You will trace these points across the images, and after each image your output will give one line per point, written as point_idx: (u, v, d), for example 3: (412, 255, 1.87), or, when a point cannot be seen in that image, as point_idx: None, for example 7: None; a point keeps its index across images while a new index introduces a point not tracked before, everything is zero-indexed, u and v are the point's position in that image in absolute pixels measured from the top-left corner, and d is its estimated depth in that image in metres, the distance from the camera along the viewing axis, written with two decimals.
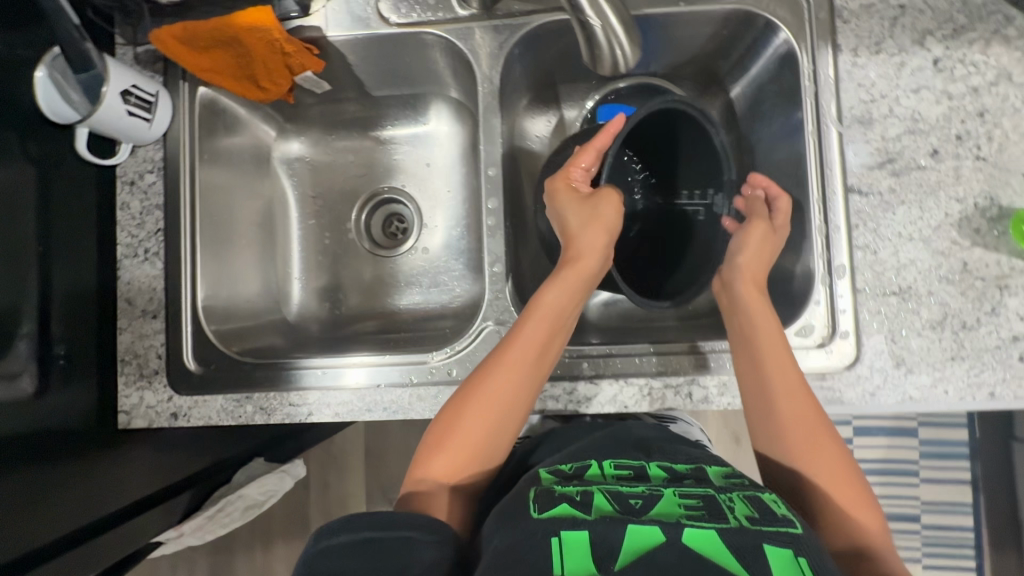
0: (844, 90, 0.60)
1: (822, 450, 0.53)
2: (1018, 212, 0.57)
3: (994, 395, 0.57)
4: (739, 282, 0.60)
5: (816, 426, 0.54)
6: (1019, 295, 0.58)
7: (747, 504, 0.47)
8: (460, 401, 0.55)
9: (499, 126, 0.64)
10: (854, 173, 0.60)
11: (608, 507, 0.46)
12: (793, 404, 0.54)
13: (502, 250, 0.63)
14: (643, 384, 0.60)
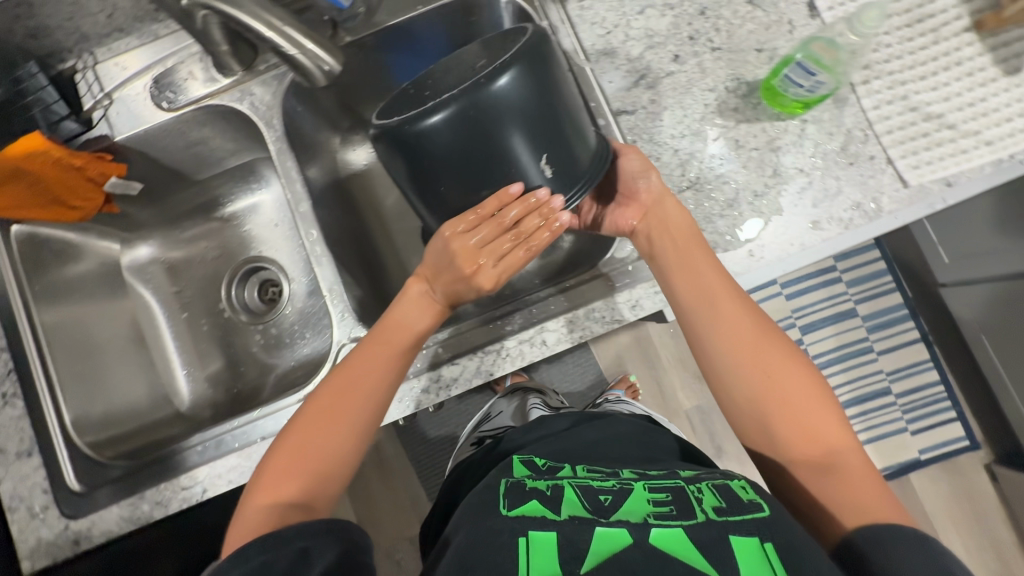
0: (582, 32, 0.66)
1: (778, 368, 0.53)
2: (762, 82, 0.63)
3: (805, 244, 0.62)
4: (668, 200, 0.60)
5: (770, 340, 0.54)
6: (791, 152, 0.63)
7: (715, 493, 0.46)
8: (304, 423, 0.55)
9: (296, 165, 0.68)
10: (616, 98, 0.65)
11: (578, 505, 0.46)
12: (741, 321, 0.55)
13: (335, 274, 0.66)
14: (498, 348, 0.63)
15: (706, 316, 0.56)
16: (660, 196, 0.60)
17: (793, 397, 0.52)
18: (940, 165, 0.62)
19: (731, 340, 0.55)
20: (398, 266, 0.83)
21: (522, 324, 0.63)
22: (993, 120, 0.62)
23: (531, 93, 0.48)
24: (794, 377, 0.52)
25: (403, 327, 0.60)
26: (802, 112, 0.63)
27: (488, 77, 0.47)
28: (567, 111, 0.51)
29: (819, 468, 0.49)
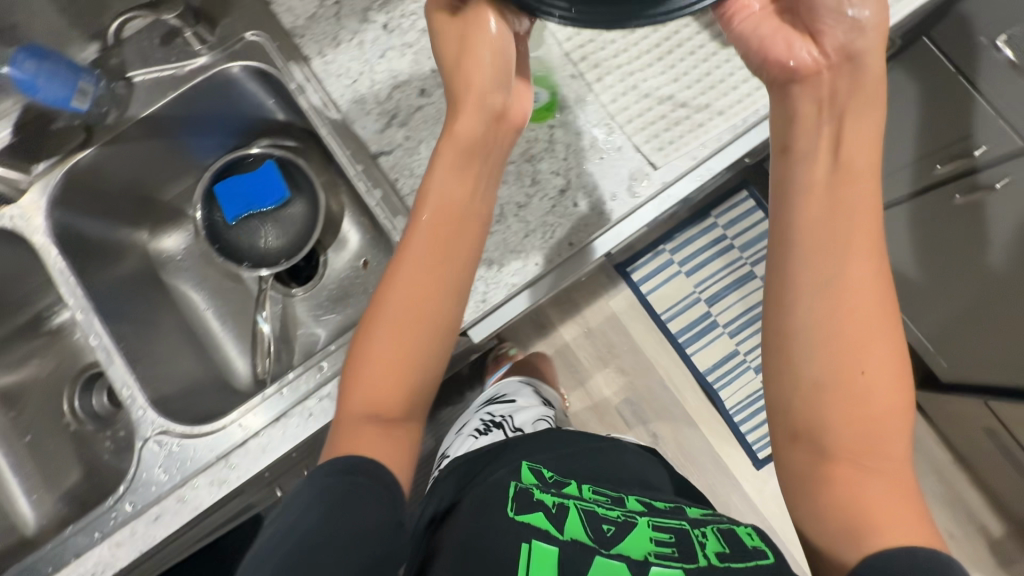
0: (329, 84, 0.68)
1: (873, 354, 0.48)
2: None
3: (573, 243, 0.64)
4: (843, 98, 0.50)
5: (885, 316, 0.49)
6: (545, 159, 0.65)
7: (718, 539, 0.56)
8: (383, 331, 0.56)
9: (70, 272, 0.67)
10: (371, 141, 0.67)
11: (579, 528, 0.57)
12: (863, 284, 0.49)
13: (129, 371, 0.65)
14: (300, 408, 0.62)
15: (841, 254, 0.49)
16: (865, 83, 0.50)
17: (873, 397, 0.48)
18: (683, 141, 0.65)
19: (841, 291, 0.49)
20: (231, 341, 0.81)
21: (321, 380, 0.63)
22: (723, 90, 0.65)
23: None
24: (885, 366, 0.48)
25: (448, 203, 0.57)
26: (546, 118, 0.66)
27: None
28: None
29: (854, 470, 0.47)
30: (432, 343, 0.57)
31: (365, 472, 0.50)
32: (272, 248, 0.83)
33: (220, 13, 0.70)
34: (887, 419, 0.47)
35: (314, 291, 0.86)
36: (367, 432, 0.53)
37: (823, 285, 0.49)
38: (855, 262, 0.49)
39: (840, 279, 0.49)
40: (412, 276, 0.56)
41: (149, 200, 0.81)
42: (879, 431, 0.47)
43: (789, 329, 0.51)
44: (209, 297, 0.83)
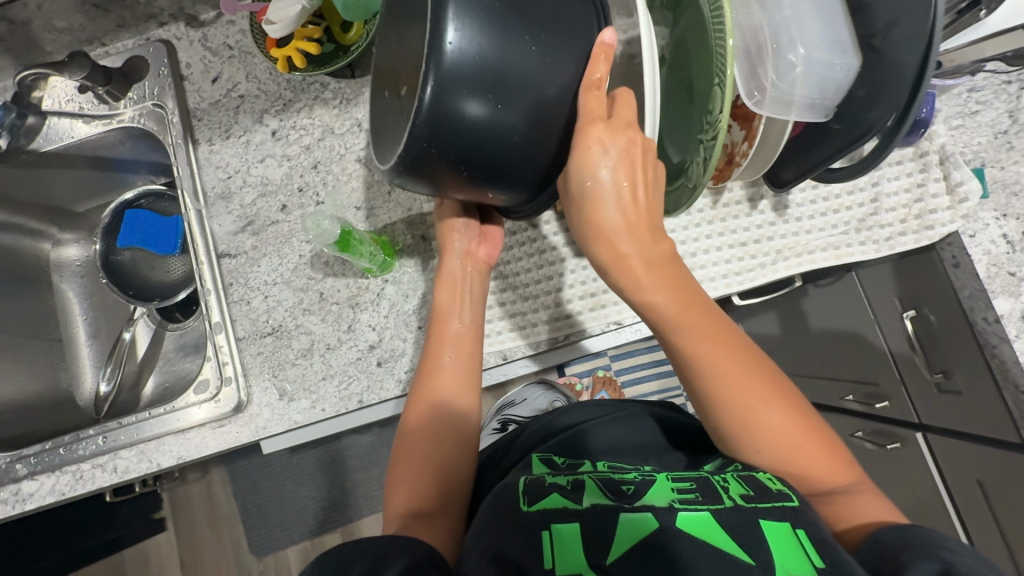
0: (206, 174, 0.72)
1: (770, 416, 0.45)
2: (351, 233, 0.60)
3: (362, 401, 0.65)
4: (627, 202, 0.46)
5: (760, 379, 0.46)
6: (369, 309, 0.66)
7: (741, 482, 0.43)
8: (404, 435, 0.56)
9: None
10: (223, 240, 0.70)
11: (600, 493, 0.44)
12: (738, 369, 0.46)
13: None
14: (74, 469, 0.67)
15: (705, 351, 0.46)
16: (621, 203, 0.46)
17: (792, 453, 0.44)
18: (497, 338, 0.64)
19: (730, 383, 0.45)
20: (91, 356, 0.88)
21: (96, 450, 0.67)
22: (555, 298, 0.65)
23: (490, 35, 0.39)
24: (787, 417, 0.45)
25: (447, 319, 0.59)
26: (379, 274, 0.66)
27: (428, 75, 0.38)
28: (534, 40, 0.40)
29: (831, 499, 0.44)
30: (458, 444, 0.57)
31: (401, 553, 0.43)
32: (180, 279, 0.90)
33: (138, 75, 0.74)
34: (812, 461, 0.44)
35: (182, 329, 0.89)
36: (419, 526, 0.50)
37: (692, 374, 0.47)
38: (717, 353, 0.46)
39: (708, 370, 0.46)
40: (435, 380, 0.57)
41: (62, 208, 0.88)
42: (813, 471, 0.44)
43: (706, 420, 0.48)
44: (90, 308, 0.90)
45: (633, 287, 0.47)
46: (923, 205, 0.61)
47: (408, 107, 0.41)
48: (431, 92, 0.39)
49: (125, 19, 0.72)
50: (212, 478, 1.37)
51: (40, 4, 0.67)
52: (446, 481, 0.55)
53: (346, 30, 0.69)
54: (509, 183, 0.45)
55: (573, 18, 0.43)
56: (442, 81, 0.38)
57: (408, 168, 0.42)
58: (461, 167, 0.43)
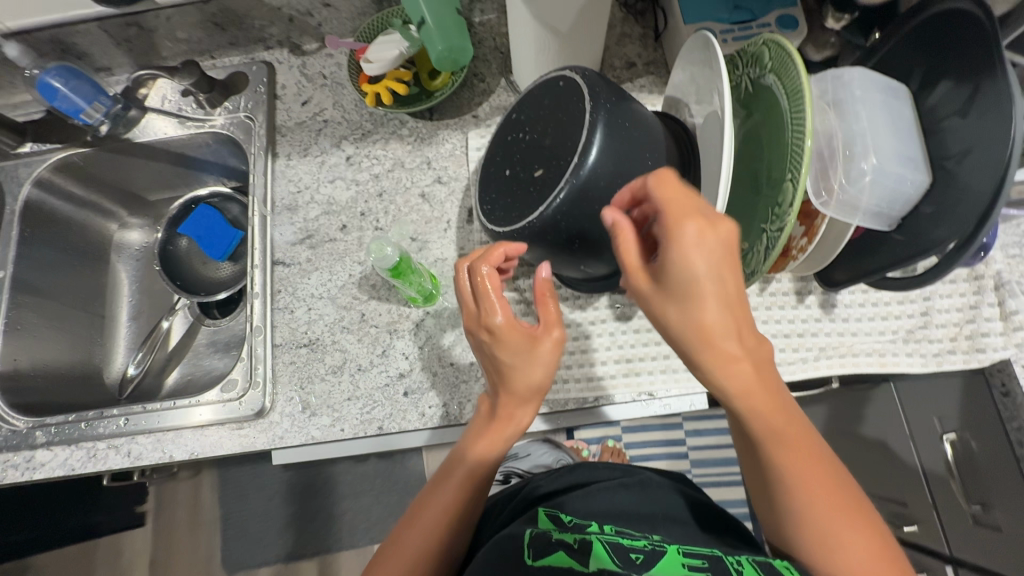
0: (278, 185, 0.76)
1: (847, 539, 0.39)
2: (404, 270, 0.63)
3: (382, 428, 0.65)
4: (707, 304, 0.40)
5: (840, 499, 0.41)
6: (406, 337, 0.68)
7: (756, 568, 0.39)
8: (419, 524, 0.48)
9: (16, 235, 0.79)
10: (281, 249, 0.73)
11: (607, 558, 0.38)
12: (817, 478, 0.41)
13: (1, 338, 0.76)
14: (89, 446, 0.68)
15: (780, 458, 0.42)
16: (723, 292, 0.40)
17: None
18: None
19: (807, 493, 0.41)
20: (127, 337, 0.90)
21: (115, 431, 0.68)
22: (591, 359, 0.65)
23: (617, 146, 0.48)
24: (868, 548, 0.39)
25: (496, 427, 0.51)
26: (422, 304, 0.68)
27: (564, 183, 0.48)
28: (650, 158, 0.51)
29: None
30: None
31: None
32: (226, 279, 0.93)
33: (237, 89, 0.80)
34: None
35: (217, 326, 0.91)
36: None
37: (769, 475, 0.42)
38: (797, 456, 0.42)
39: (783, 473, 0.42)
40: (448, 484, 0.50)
41: (136, 195, 0.93)
42: None
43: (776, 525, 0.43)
44: (138, 290, 0.94)
45: (732, 382, 0.42)
46: (975, 326, 0.60)
47: (536, 190, 0.50)
48: (565, 185, 0.48)
49: (238, 39, 0.79)
50: (202, 479, 1.35)
51: (170, 16, 0.73)
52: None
53: (433, 77, 0.75)
54: (593, 259, 0.55)
55: (659, 132, 0.53)
56: (575, 179, 0.48)
57: (521, 236, 0.51)
58: (572, 242, 0.52)
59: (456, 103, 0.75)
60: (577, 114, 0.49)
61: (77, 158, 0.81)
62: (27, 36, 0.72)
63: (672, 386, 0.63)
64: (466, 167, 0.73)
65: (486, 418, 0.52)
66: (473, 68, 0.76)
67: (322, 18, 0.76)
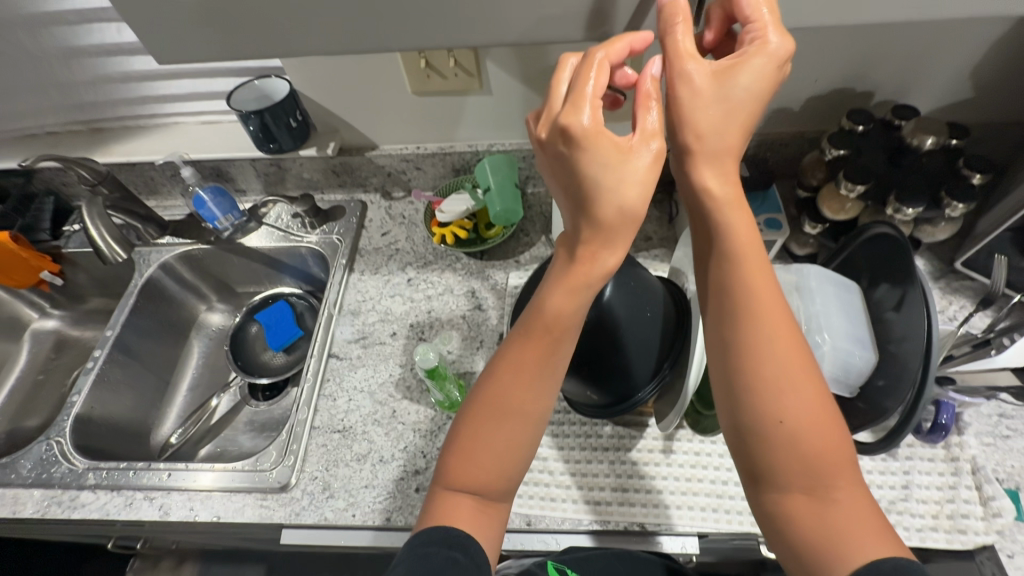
0: (349, 293, 0.92)
1: (795, 390, 0.45)
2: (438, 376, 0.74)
3: (390, 520, 0.70)
4: (711, 134, 0.48)
5: (795, 358, 0.46)
6: (426, 437, 0.76)
7: None
8: (497, 387, 0.54)
9: (131, 303, 0.97)
10: (338, 344, 0.86)
11: None
12: (776, 334, 0.47)
13: (87, 385, 0.88)
14: (128, 495, 0.75)
15: (746, 302, 0.48)
16: (727, 121, 0.47)
17: (803, 440, 0.44)
18: (527, 502, 0.69)
19: (762, 348, 0.47)
20: (181, 405, 1.01)
21: (156, 483, 0.75)
22: (590, 484, 0.70)
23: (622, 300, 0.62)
24: (811, 401, 0.45)
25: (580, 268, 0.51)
26: (447, 410, 0.77)
27: None
28: (651, 311, 0.64)
29: (820, 501, 0.44)
30: (519, 439, 0.53)
31: (462, 549, 0.48)
32: (273, 367, 1.04)
33: (335, 217, 1.02)
34: (831, 454, 0.44)
35: (258, 407, 1.00)
36: (465, 505, 0.52)
37: (726, 332, 0.49)
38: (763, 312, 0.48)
39: (745, 327, 0.48)
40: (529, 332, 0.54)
41: (229, 286, 1.11)
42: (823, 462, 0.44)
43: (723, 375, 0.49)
44: (203, 365, 1.07)
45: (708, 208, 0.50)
46: (955, 506, 0.64)
47: None
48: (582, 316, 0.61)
49: (346, 183, 1.03)
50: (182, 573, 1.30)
51: (303, 163, 0.98)
52: (509, 489, 0.55)
53: (489, 228, 0.94)
54: (598, 387, 0.65)
55: (660, 293, 0.67)
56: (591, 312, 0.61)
57: None
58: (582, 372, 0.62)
59: (503, 250, 0.93)
60: None
61: (197, 252, 1.02)
62: (197, 163, 0.97)
63: (664, 521, 0.66)
64: (503, 299, 0.88)
65: (567, 262, 0.52)
66: (521, 226, 0.96)
67: (413, 177, 1.00)
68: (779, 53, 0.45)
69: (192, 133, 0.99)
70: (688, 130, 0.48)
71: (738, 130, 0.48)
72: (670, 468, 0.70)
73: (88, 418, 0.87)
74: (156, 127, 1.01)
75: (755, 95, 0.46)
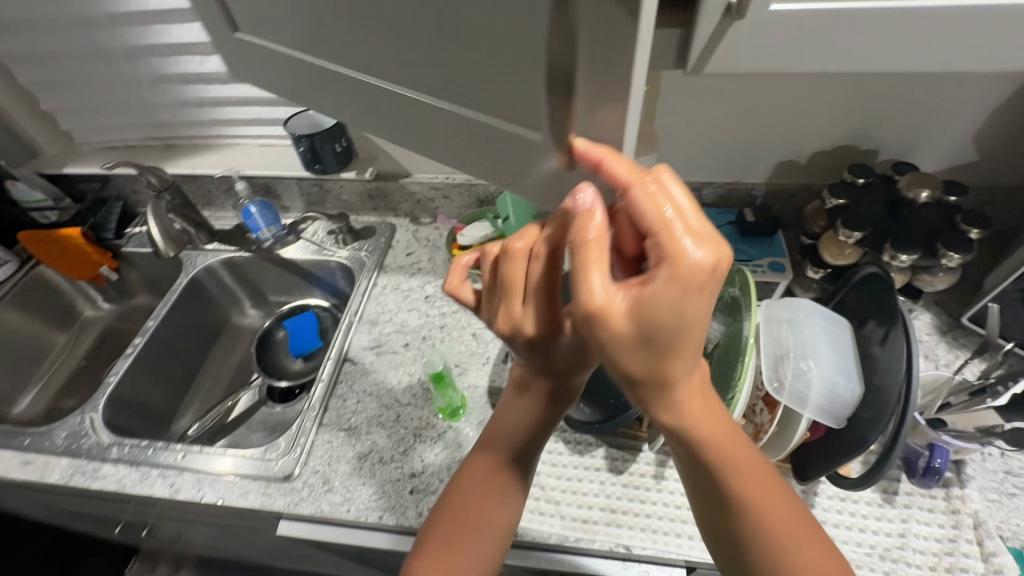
0: (370, 304, 0.99)
1: (749, 490, 0.46)
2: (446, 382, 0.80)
3: (382, 518, 0.72)
4: (649, 344, 0.39)
5: (743, 459, 0.47)
6: (426, 442, 0.79)
7: None
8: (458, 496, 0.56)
9: (174, 298, 1.05)
10: (354, 350, 0.92)
11: None
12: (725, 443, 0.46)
13: (125, 369, 0.95)
14: (144, 470, 0.80)
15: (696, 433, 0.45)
16: (664, 336, 0.38)
17: (766, 534, 0.44)
18: None
19: (715, 456, 0.46)
20: (204, 400, 1.08)
21: (171, 462, 0.80)
22: (580, 501, 0.71)
23: None
24: (766, 492, 0.46)
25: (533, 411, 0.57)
26: (449, 418, 0.80)
27: None
28: None
29: None
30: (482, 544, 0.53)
31: None
32: (288, 369, 1.10)
33: (366, 236, 1.10)
34: (793, 537, 0.44)
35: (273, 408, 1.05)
36: None
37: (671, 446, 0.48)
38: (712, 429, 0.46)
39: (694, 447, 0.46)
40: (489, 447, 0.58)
41: (263, 294, 1.20)
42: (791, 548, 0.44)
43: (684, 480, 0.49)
44: (228, 365, 1.14)
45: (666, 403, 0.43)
46: (954, 559, 0.62)
47: None
48: None
49: (379, 206, 1.12)
50: None
51: (343, 185, 1.08)
52: None
53: None
54: None
55: None
56: None
57: None
58: None
59: None
60: None
61: (239, 259, 1.12)
62: (250, 180, 1.08)
63: (650, 544, 0.67)
64: None
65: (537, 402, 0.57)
66: None
67: (441, 205, 1.08)
68: (707, 261, 0.35)
69: (251, 154, 1.12)
70: (629, 357, 0.39)
71: (699, 319, 0.38)
72: (660, 493, 0.70)
73: (120, 399, 0.93)
74: (221, 147, 1.14)
75: (686, 304, 0.37)
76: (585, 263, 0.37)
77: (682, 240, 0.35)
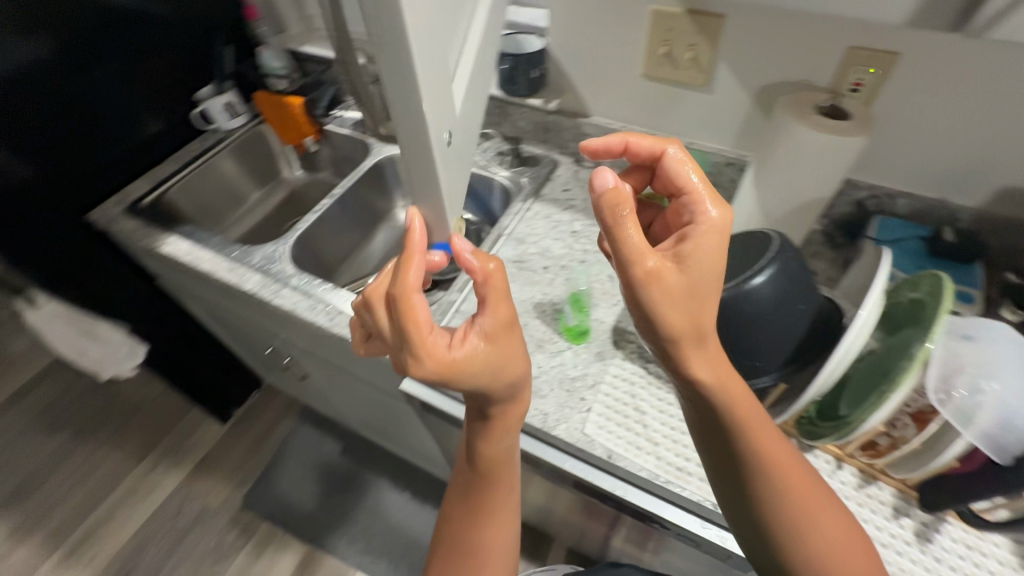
0: (520, 224, 1.05)
1: (787, 481, 0.54)
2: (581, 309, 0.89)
3: None
4: (665, 309, 0.51)
5: (785, 455, 0.56)
6: (546, 352, 0.84)
7: None
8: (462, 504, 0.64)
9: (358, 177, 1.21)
10: (498, 259, 0.99)
11: None
12: (765, 433, 0.56)
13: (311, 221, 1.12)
14: (313, 302, 0.95)
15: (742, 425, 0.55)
16: (691, 293, 0.52)
17: (803, 514, 0.53)
18: (616, 439, 0.74)
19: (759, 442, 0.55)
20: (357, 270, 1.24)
21: (334, 302, 0.94)
22: (679, 450, 0.73)
23: (784, 282, 0.64)
24: (802, 478, 0.55)
25: (494, 445, 0.61)
26: (572, 340, 0.85)
27: (735, 282, 0.64)
28: (803, 304, 0.65)
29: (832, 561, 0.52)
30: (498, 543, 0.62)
31: None
32: None
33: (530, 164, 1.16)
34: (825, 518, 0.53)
35: None
36: None
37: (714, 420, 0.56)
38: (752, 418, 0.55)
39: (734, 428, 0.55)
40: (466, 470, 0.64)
41: None
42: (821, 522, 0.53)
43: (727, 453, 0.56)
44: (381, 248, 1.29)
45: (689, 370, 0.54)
46: None
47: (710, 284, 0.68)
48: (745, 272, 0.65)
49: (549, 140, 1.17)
50: None
51: (524, 112, 1.14)
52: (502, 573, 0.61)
53: None
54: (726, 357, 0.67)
55: (820, 301, 0.69)
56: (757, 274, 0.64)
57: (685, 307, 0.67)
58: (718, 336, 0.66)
59: None
60: (765, 247, 0.67)
61: None
62: None
63: None
64: None
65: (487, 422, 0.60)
66: None
67: None
68: (717, 222, 0.53)
69: None
70: (663, 328, 0.52)
71: (713, 287, 0.52)
72: None
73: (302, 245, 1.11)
74: None
75: (711, 256, 0.52)
76: (627, 230, 0.50)
77: (701, 188, 0.55)
